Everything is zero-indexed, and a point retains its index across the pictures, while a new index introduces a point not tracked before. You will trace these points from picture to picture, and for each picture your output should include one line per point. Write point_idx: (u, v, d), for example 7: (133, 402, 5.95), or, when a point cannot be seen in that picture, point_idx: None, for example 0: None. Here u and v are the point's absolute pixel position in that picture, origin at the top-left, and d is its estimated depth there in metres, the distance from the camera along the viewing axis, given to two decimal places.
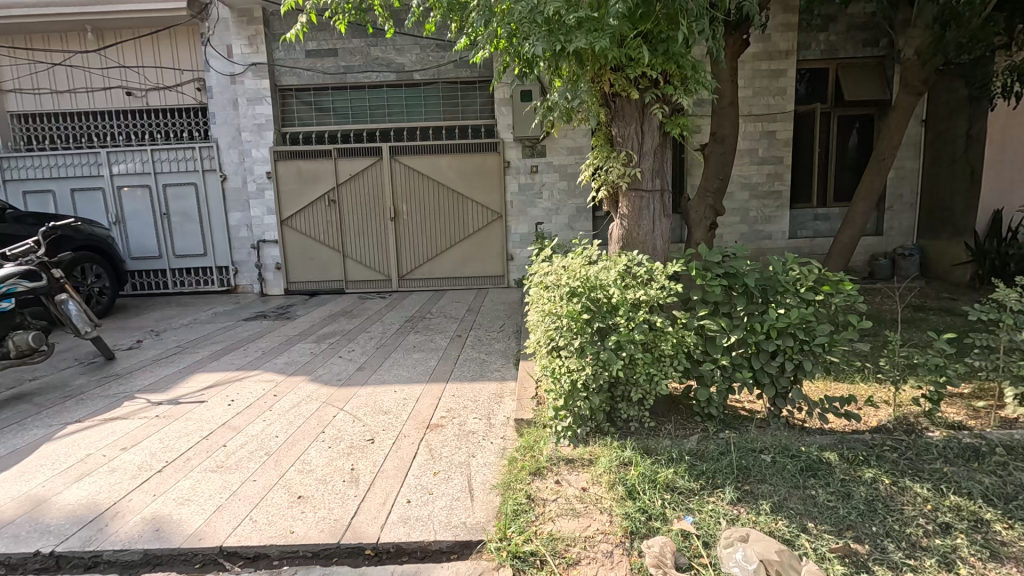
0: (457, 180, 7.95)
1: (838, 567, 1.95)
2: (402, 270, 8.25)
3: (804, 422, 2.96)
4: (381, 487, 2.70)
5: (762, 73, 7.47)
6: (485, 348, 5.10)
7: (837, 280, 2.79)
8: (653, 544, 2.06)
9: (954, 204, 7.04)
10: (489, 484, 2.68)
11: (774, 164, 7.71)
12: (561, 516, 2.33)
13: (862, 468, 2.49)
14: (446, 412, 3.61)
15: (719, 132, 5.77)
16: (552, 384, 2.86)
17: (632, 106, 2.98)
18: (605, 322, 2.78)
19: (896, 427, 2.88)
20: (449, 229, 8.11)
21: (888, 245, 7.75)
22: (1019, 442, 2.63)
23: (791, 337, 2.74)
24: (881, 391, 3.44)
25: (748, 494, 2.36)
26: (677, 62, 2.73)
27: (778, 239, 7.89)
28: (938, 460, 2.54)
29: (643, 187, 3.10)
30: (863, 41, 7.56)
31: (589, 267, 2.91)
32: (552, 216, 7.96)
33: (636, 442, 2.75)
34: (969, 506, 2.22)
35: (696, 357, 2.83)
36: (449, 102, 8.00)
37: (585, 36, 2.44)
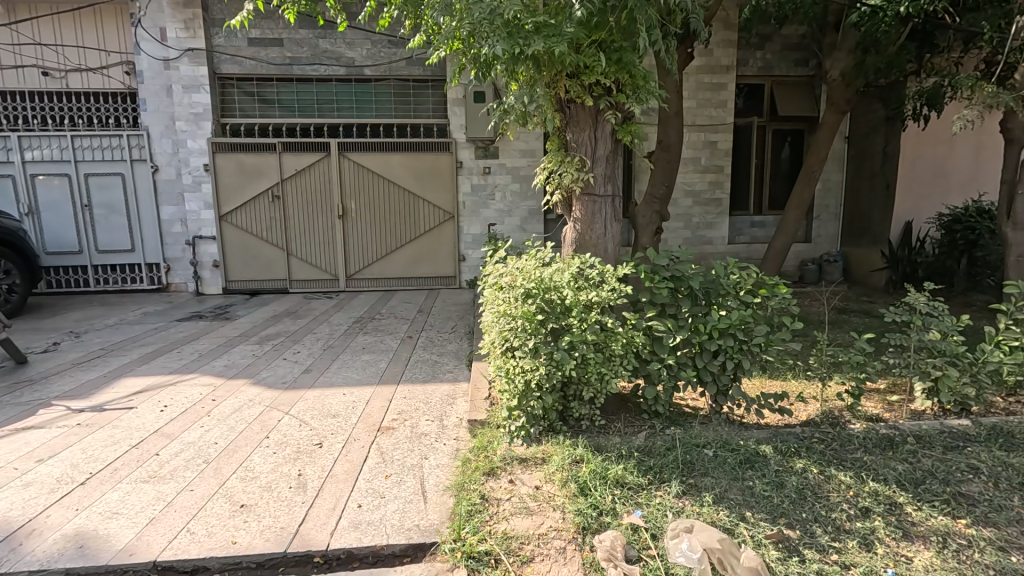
0: (408, 178, 7.84)
1: (772, 553, 2.09)
2: (351, 270, 8.04)
3: (742, 417, 3.14)
4: (330, 492, 2.63)
5: (705, 86, 7.84)
6: (437, 349, 5.06)
7: (773, 284, 2.97)
8: (604, 539, 2.12)
9: (873, 214, 7.65)
10: (442, 485, 2.67)
11: (715, 173, 8.11)
12: (515, 514, 2.35)
13: (794, 459, 2.67)
14: (397, 414, 3.55)
15: (664, 141, 6.02)
16: (506, 384, 2.87)
17: (586, 113, 3.06)
18: (558, 323, 2.84)
19: (823, 420, 3.12)
20: (400, 228, 7.99)
21: (815, 251, 8.34)
22: (926, 432, 2.92)
23: (732, 337, 2.90)
24: (810, 388, 3.71)
25: (693, 487, 2.47)
26: (630, 71, 2.82)
27: (719, 244, 8.31)
28: (859, 450, 2.76)
29: (596, 191, 3.18)
30: (795, 62, 8.11)
31: (543, 269, 2.98)
32: (504, 217, 8.01)
33: (587, 440, 2.82)
34: (885, 491, 2.43)
35: (644, 356, 2.94)
36: (401, 99, 7.87)
37: (544, 40, 2.48)
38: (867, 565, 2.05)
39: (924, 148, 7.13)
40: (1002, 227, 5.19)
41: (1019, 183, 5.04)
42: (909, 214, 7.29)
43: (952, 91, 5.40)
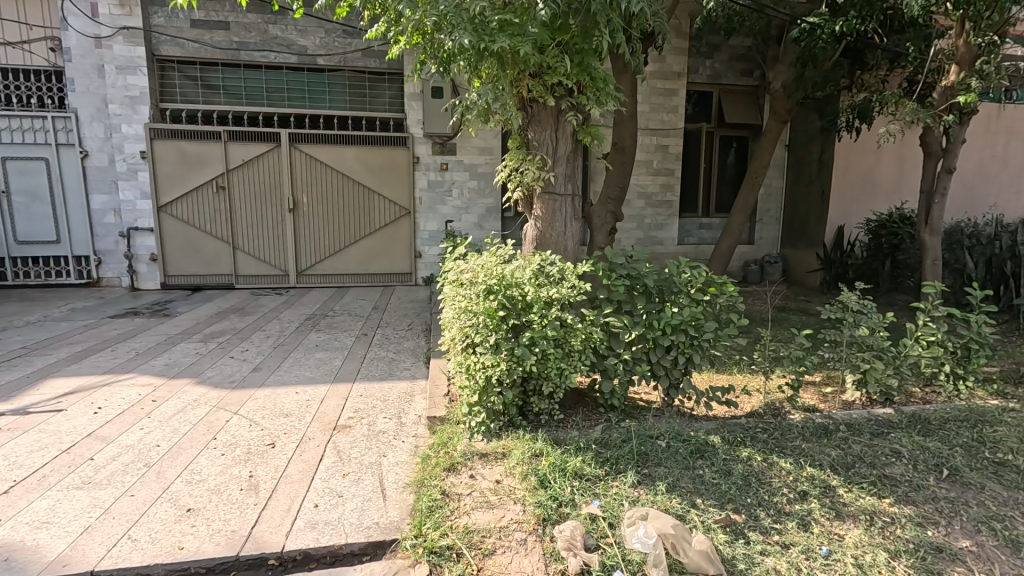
0: (363, 173, 7.68)
1: (720, 536, 2.22)
2: (301, 265, 7.79)
3: (692, 410, 3.28)
4: (285, 493, 2.55)
5: (657, 91, 8.10)
6: (394, 346, 5.00)
7: (722, 282, 3.12)
8: (564, 529, 2.16)
9: (809, 218, 8.16)
10: (402, 482, 2.65)
11: (666, 176, 8.40)
12: (476, 509, 2.36)
13: (740, 448, 2.83)
14: (354, 412, 3.48)
15: (619, 143, 6.20)
16: (466, 380, 2.89)
17: (548, 112, 3.10)
18: (519, 319, 2.88)
19: (766, 411, 3.32)
20: (354, 222, 7.81)
21: (758, 253, 8.80)
22: (856, 420, 3.16)
23: (683, 333, 3.02)
24: (753, 381, 3.92)
25: (647, 477, 2.57)
26: (590, 73, 2.88)
27: (669, 245, 8.62)
28: (798, 438, 2.96)
29: (556, 190, 3.23)
30: (740, 72, 8.52)
31: (504, 265, 3.01)
32: (461, 214, 7.97)
33: (546, 434, 2.88)
34: (821, 475, 2.62)
35: (602, 352, 3.03)
36: (356, 91, 7.69)
37: (508, 38, 2.50)
38: (804, 544, 2.22)
39: (853, 159, 7.79)
40: (920, 233, 5.67)
41: (935, 193, 5.52)
42: (841, 219, 7.90)
43: (879, 106, 5.85)
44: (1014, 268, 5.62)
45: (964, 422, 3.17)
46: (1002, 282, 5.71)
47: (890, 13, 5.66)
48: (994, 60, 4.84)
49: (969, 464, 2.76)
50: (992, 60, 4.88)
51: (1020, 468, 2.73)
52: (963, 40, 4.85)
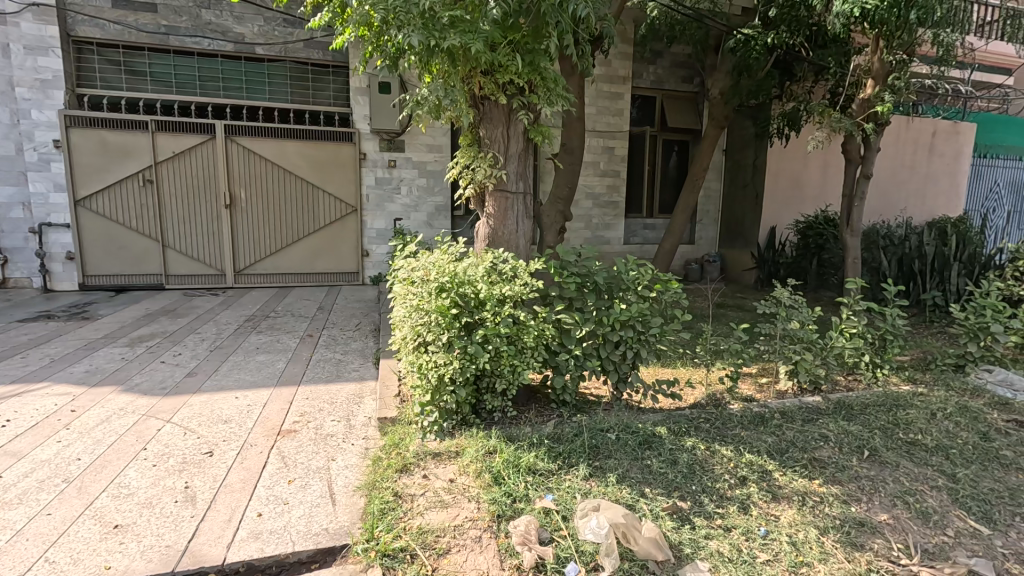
0: (306, 168, 7.41)
1: (668, 523, 2.31)
2: (239, 264, 7.40)
3: (640, 403, 3.39)
4: (224, 503, 2.41)
5: (604, 94, 8.31)
6: (341, 347, 4.85)
7: (666, 280, 3.25)
8: (519, 524, 2.17)
9: (745, 219, 8.63)
10: (352, 486, 2.57)
11: (613, 177, 8.64)
12: (430, 508, 2.34)
13: (685, 437, 2.95)
14: (300, 416, 3.36)
15: (568, 144, 6.32)
16: (418, 379, 2.85)
17: (499, 110, 3.09)
18: (472, 317, 2.86)
19: (707, 402, 3.49)
20: (297, 219, 7.52)
21: (698, 252, 9.18)
22: (788, 408, 3.37)
23: (631, 328, 3.11)
24: (696, 373, 4.10)
25: (598, 469, 2.63)
26: (541, 73, 2.89)
27: (616, 244, 8.86)
28: (737, 427, 3.12)
29: (508, 188, 3.23)
30: (681, 79, 8.88)
31: (455, 262, 2.98)
32: (410, 213, 7.83)
33: (499, 431, 2.88)
34: (758, 461, 2.78)
35: (553, 348, 3.07)
36: (298, 82, 7.39)
37: (460, 35, 2.46)
38: (744, 526, 2.34)
39: (785, 162, 8.22)
40: (843, 233, 6.13)
41: (855, 197, 5.98)
42: (772, 220, 8.36)
43: (807, 115, 6.27)
44: (921, 266, 6.14)
45: (882, 407, 3.45)
46: (912, 278, 6.22)
47: (815, 29, 6.08)
48: (903, 76, 5.31)
49: (886, 444, 3.02)
50: (901, 76, 5.35)
51: (929, 446, 3.01)
52: (878, 56, 5.31)
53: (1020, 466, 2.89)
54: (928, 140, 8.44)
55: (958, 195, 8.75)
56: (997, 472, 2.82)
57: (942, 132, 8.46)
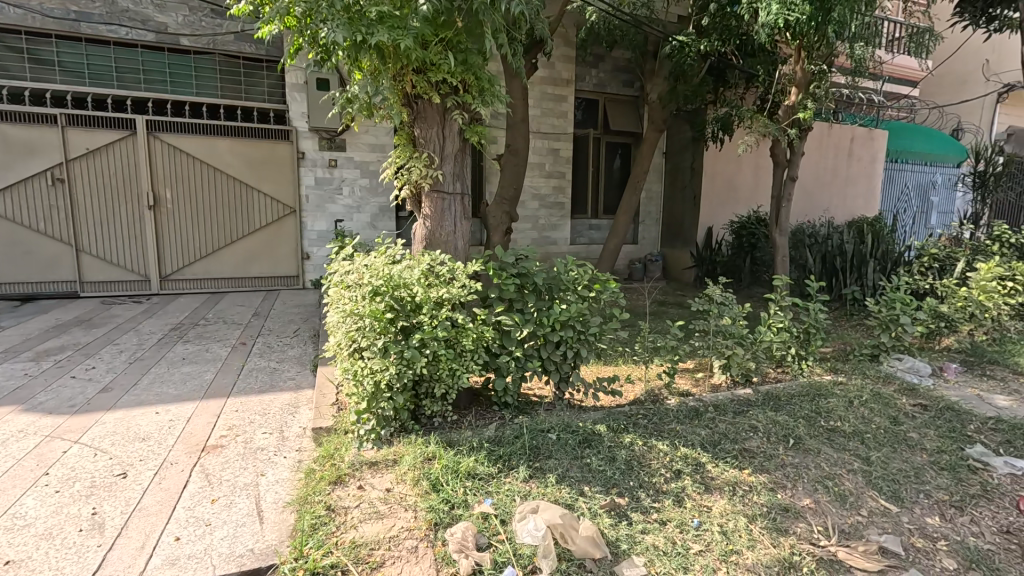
0: (239, 167, 7.05)
1: (606, 519, 2.34)
2: (166, 269, 6.94)
3: (581, 401, 3.42)
4: (137, 529, 2.23)
5: (548, 96, 8.40)
6: (276, 355, 4.63)
7: (606, 279, 3.29)
8: (456, 531, 2.13)
9: (685, 220, 8.96)
10: (282, 502, 2.45)
11: (558, 178, 8.74)
12: (364, 521, 2.26)
13: (623, 434, 3.01)
14: (227, 430, 3.17)
15: (512, 145, 6.33)
16: (354, 387, 2.77)
17: (433, 110, 3.00)
18: (408, 321, 2.79)
19: (646, 398, 3.57)
20: (230, 221, 7.15)
21: (642, 251, 9.42)
22: (720, 402, 3.51)
23: (571, 328, 3.13)
24: (636, 370, 4.20)
25: (539, 470, 2.63)
26: (475, 73, 2.86)
27: (562, 244, 8.97)
28: (673, 421, 3.21)
29: (444, 189, 3.13)
30: (622, 83, 9.12)
31: (391, 265, 2.90)
32: (352, 214, 7.58)
33: (439, 436, 2.82)
34: (693, 454, 2.87)
35: (494, 350, 3.03)
36: (227, 77, 6.97)
37: (388, 32, 2.38)
38: (679, 518, 2.41)
39: (719, 165, 8.62)
40: (773, 232, 6.47)
41: (783, 199, 6.32)
42: (709, 221, 8.73)
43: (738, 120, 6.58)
44: (842, 263, 6.56)
45: (807, 397, 3.66)
46: (834, 275, 6.66)
47: (744, 39, 6.37)
48: (822, 86, 5.77)
49: (809, 432, 3.19)
50: (821, 85, 5.80)
51: (846, 432, 3.21)
52: (801, 66, 5.64)
53: (924, 446, 3.13)
54: (847, 145, 9.07)
55: (874, 197, 9.44)
56: (905, 453, 3.04)
57: (860, 138, 9.12)
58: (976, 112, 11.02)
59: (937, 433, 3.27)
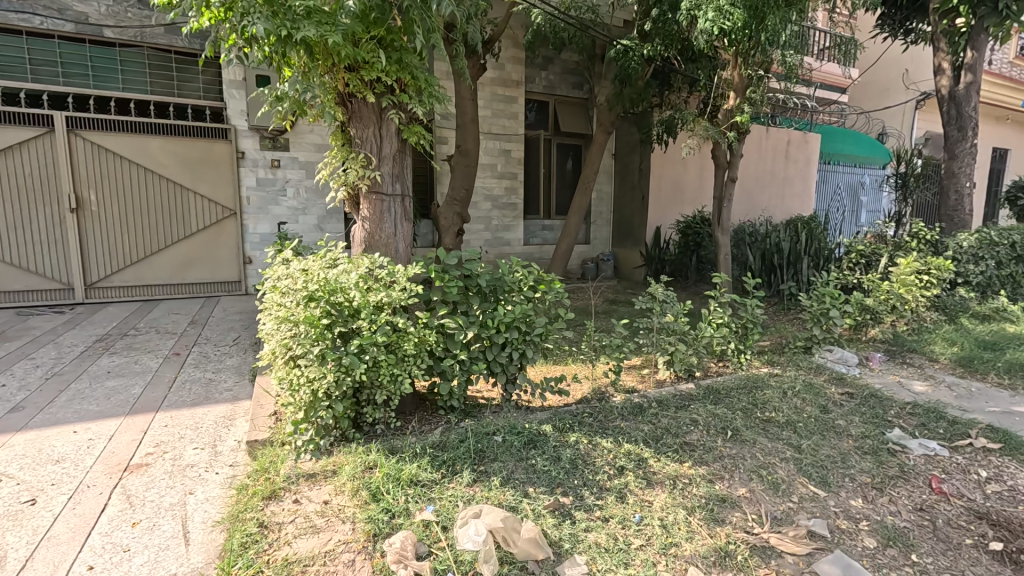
0: (172, 168, 6.68)
1: (549, 520, 2.34)
2: (92, 277, 6.48)
3: (529, 401, 3.43)
4: (45, 560, 2.06)
5: (498, 97, 8.41)
6: (212, 365, 4.39)
7: (550, 280, 3.30)
8: (395, 541, 2.08)
9: (634, 220, 9.17)
10: (211, 521, 2.32)
11: (510, 179, 8.75)
12: (299, 536, 2.17)
13: (569, 433, 3.03)
14: (154, 447, 2.97)
15: (462, 145, 6.28)
16: (290, 397, 2.67)
17: (369, 109, 2.93)
18: (347, 326, 2.70)
19: (593, 396, 3.62)
20: (164, 225, 6.77)
21: (593, 251, 9.57)
22: (663, 397, 3.60)
23: (516, 329, 3.12)
24: (584, 369, 4.25)
25: (483, 473, 2.61)
26: (412, 72, 2.81)
27: (515, 245, 8.99)
28: (618, 418, 3.27)
29: (383, 190, 3.05)
30: (571, 85, 9.24)
31: (329, 270, 2.81)
32: (297, 216, 7.31)
33: (381, 444, 2.76)
34: (636, 450, 2.92)
35: (438, 354, 2.98)
36: (157, 72, 6.57)
37: (315, 27, 2.31)
38: (620, 514, 2.44)
39: (665, 166, 8.87)
40: (715, 231, 6.71)
41: (724, 199, 6.57)
42: (657, 221, 8.96)
43: (682, 123, 6.79)
44: (779, 260, 6.90)
45: (744, 389, 3.81)
46: (772, 271, 6.99)
47: (685, 44, 6.58)
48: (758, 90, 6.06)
49: (746, 424, 3.32)
50: (757, 90, 6.08)
51: (780, 422, 3.36)
52: (738, 71, 5.88)
53: (849, 432, 3.31)
54: (784, 147, 9.53)
55: (809, 196, 9.95)
56: (832, 440, 3.21)
57: (796, 142, 9.60)
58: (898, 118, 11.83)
59: (862, 419, 3.48)
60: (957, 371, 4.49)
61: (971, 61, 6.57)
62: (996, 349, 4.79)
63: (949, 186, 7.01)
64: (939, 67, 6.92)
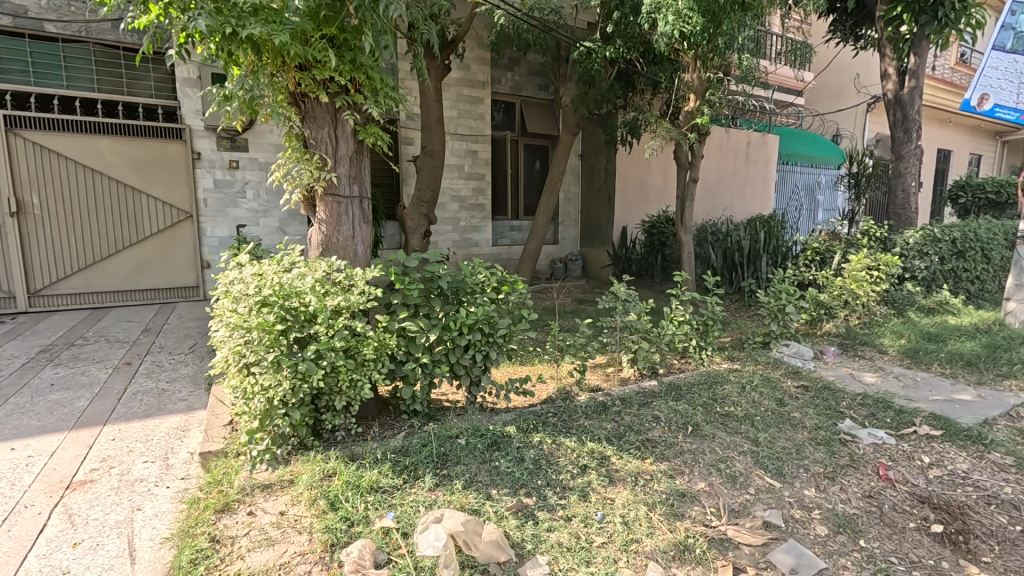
0: (123, 169, 6.40)
1: (512, 522, 2.34)
2: (35, 284, 6.14)
3: (493, 403, 3.42)
4: None
5: (464, 98, 8.39)
6: (166, 375, 4.21)
7: (513, 281, 3.30)
8: (352, 550, 2.04)
9: (601, 220, 9.29)
10: (160, 537, 2.23)
11: (477, 180, 8.73)
12: (254, 549, 2.10)
13: (533, 433, 3.04)
14: (99, 462, 2.83)
15: (428, 146, 6.23)
16: (245, 405, 2.59)
17: (323, 109, 2.87)
18: (303, 332, 2.64)
19: (557, 396, 3.65)
20: (114, 229, 6.48)
21: (562, 251, 9.64)
22: (627, 395, 3.65)
23: (479, 331, 3.10)
24: (550, 369, 4.27)
25: (445, 477, 2.59)
26: (367, 73, 2.77)
27: (483, 246, 8.97)
28: (582, 417, 3.29)
29: (340, 193, 2.99)
30: (537, 86, 9.28)
31: (283, 274, 2.74)
32: (258, 219, 7.11)
33: (341, 451, 2.70)
34: (599, 448, 2.95)
35: (399, 358, 2.94)
36: (105, 69, 6.28)
37: (262, 25, 2.25)
38: (583, 513, 2.46)
39: (631, 166, 9.02)
40: (679, 231, 6.85)
41: (686, 199, 6.71)
42: (624, 220, 9.09)
43: (645, 124, 6.90)
44: (739, 258, 7.10)
45: (705, 385, 3.90)
46: (733, 269, 7.19)
47: (647, 47, 6.69)
48: (717, 93, 6.22)
49: (706, 419, 3.39)
50: (716, 93, 6.24)
51: (738, 416, 3.44)
52: (698, 74, 6.02)
53: (804, 424, 3.43)
54: (744, 148, 9.81)
55: (768, 195, 10.25)
56: (788, 432, 3.31)
57: (755, 143, 9.89)
58: (850, 121, 12.29)
59: (816, 411, 3.60)
60: (904, 362, 4.70)
61: (914, 67, 6.90)
62: (939, 340, 5.05)
63: (897, 186, 7.34)
64: (885, 72, 7.25)
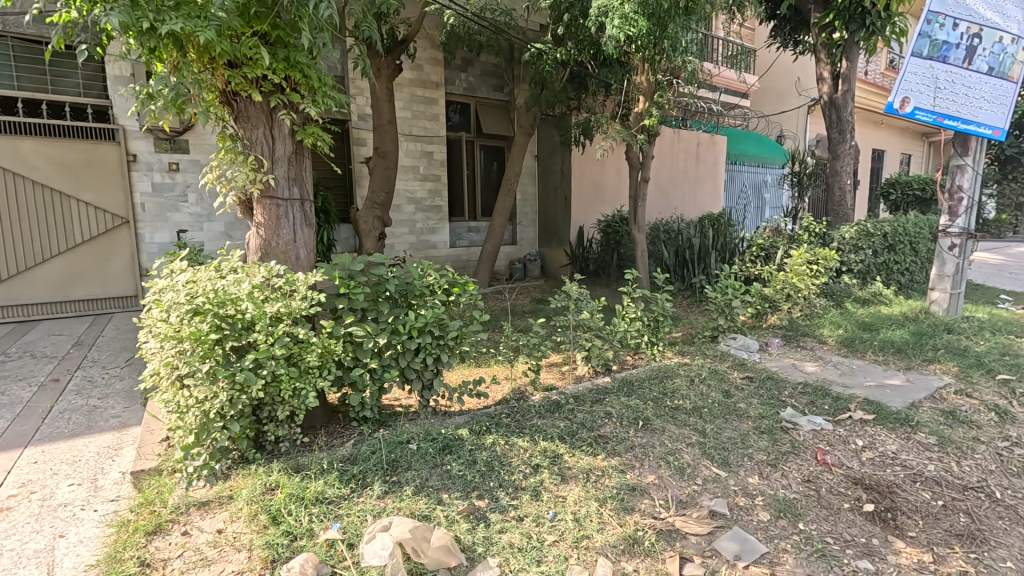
0: (48, 173, 5.98)
1: (462, 525, 2.32)
2: None
3: (447, 406, 3.38)
4: None
5: (417, 99, 8.30)
6: (98, 391, 3.95)
7: (464, 282, 3.26)
8: (294, 566, 1.97)
9: (558, 220, 9.37)
10: (84, 564, 2.09)
11: (433, 181, 8.66)
12: (187, 571, 2.00)
13: (486, 435, 3.02)
14: (18, 487, 2.63)
15: (380, 147, 6.12)
16: (179, 420, 2.47)
17: (257, 109, 2.77)
18: (240, 341, 2.53)
19: (512, 396, 3.65)
20: (40, 236, 6.05)
21: (521, 252, 9.68)
22: (581, 393, 3.69)
23: (429, 334, 3.05)
24: (505, 369, 4.27)
25: (395, 484, 2.54)
26: (304, 71, 2.68)
27: (441, 248, 8.90)
28: (535, 417, 3.30)
29: (279, 195, 2.89)
30: (491, 87, 9.28)
31: (218, 280, 2.62)
32: (201, 223, 6.82)
33: (284, 463, 2.61)
34: (552, 446, 2.96)
35: (347, 364, 2.86)
36: (25, 64, 5.86)
37: (184, 21, 2.15)
38: (535, 512, 2.46)
39: (585, 167, 9.16)
40: (632, 229, 6.97)
41: (638, 198, 6.85)
42: (580, 220, 9.21)
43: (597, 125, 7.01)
44: (690, 255, 7.32)
45: (656, 379, 3.99)
46: (685, 266, 7.40)
47: (597, 49, 6.79)
48: (665, 95, 6.37)
49: (656, 413, 3.46)
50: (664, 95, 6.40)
51: (687, 409, 3.54)
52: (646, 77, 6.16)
53: (749, 414, 3.55)
54: (694, 148, 10.12)
55: (718, 194, 10.62)
56: (734, 422, 3.43)
57: (704, 143, 10.22)
58: (792, 122, 12.86)
59: (760, 401, 3.74)
60: (842, 351, 4.96)
61: (846, 71, 7.29)
62: (872, 330, 5.35)
63: (834, 183, 7.73)
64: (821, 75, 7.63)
